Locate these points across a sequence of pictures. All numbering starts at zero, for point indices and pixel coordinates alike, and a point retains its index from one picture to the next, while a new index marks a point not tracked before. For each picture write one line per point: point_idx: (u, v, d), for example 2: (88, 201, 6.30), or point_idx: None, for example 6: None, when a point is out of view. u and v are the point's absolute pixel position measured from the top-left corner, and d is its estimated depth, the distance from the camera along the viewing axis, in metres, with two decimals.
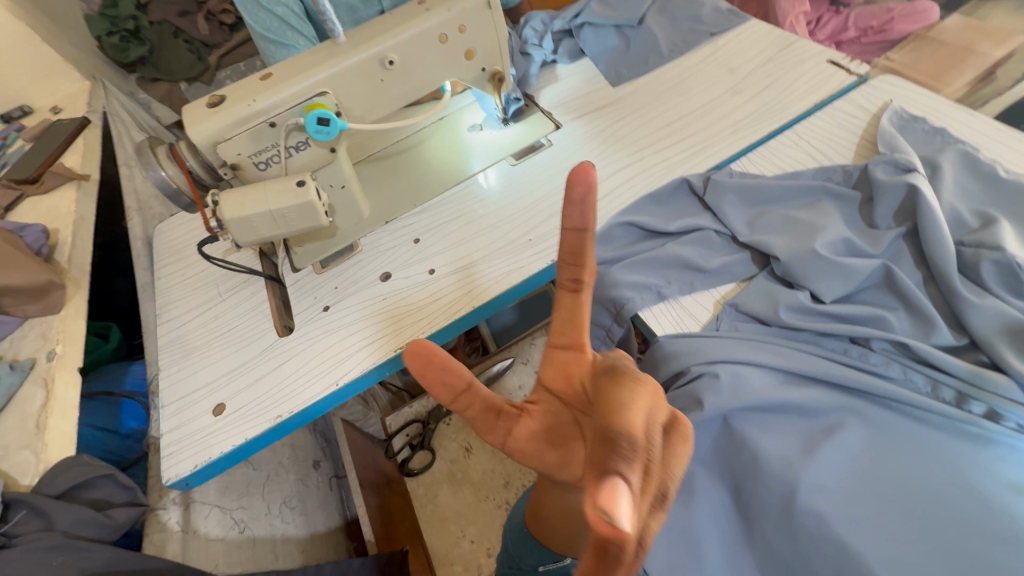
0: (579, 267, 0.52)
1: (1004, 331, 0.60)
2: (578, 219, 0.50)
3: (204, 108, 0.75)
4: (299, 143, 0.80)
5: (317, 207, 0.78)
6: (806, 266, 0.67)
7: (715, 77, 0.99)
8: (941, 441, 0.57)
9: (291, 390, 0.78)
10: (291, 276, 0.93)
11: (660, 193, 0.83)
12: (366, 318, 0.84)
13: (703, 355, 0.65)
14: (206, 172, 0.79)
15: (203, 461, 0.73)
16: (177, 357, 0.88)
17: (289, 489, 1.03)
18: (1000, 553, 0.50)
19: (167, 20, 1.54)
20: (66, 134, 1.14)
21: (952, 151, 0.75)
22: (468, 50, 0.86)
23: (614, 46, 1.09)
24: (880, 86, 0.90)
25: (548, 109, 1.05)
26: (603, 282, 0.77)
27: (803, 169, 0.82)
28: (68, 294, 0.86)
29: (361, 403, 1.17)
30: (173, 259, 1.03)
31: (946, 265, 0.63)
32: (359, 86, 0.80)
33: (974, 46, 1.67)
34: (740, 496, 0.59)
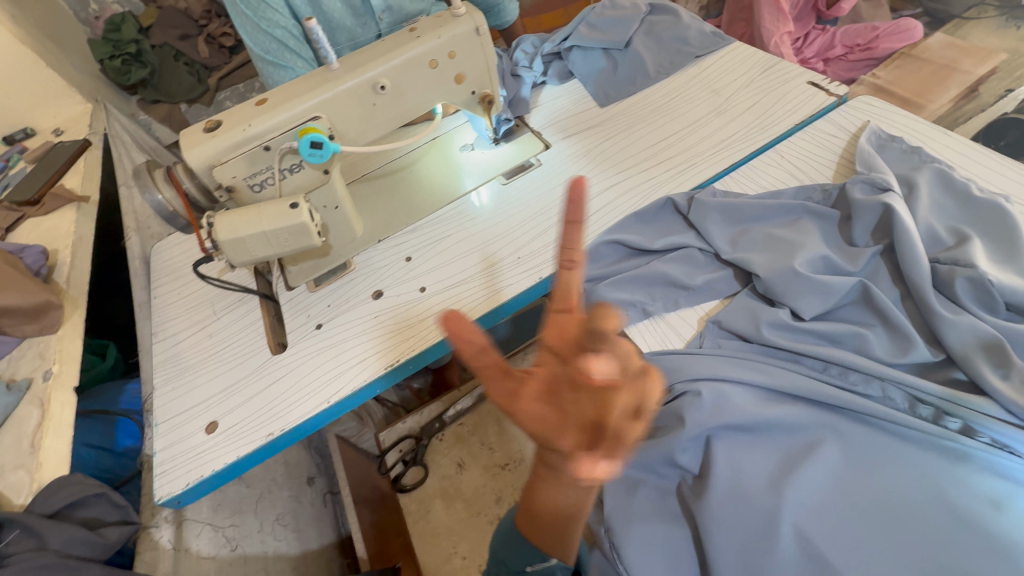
0: (574, 250, 0.56)
1: (979, 347, 0.61)
2: (577, 213, 0.56)
3: (201, 132, 0.78)
4: (293, 166, 0.82)
5: (310, 228, 0.80)
6: (786, 284, 0.69)
7: (699, 98, 1.02)
8: (918, 456, 0.58)
9: (283, 408, 0.79)
10: (285, 294, 0.95)
11: (646, 212, 0.85)
12: (359, 335, 0.85)
13: (687, 372, 0.67)
14: (202, 195, 0.81)
15: (196, 479, 0.74)
16: (172, 375, 0.89)
17: (282, 506, 1.03)
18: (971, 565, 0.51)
19: (168, 43, 1.57)
20: (67, 155, 1.17)
21: (929, 169, 0.77)
22: (458, 74, 0.89)
23: (603, 68, 1.12)
24: (858, 107, 0.93)
25: (538, 129, 1.08)
26: (590, 300, 0.78)
27: (784, 188, 0.84)
28: (66, 314, 0.87)
29: (355, 419, 1.25)
30: (170, 278, 1.05)
31: (920, 283, 0.65)
32: (351, 111, 0.83)
33: (957, 64, 1.70)
34: None
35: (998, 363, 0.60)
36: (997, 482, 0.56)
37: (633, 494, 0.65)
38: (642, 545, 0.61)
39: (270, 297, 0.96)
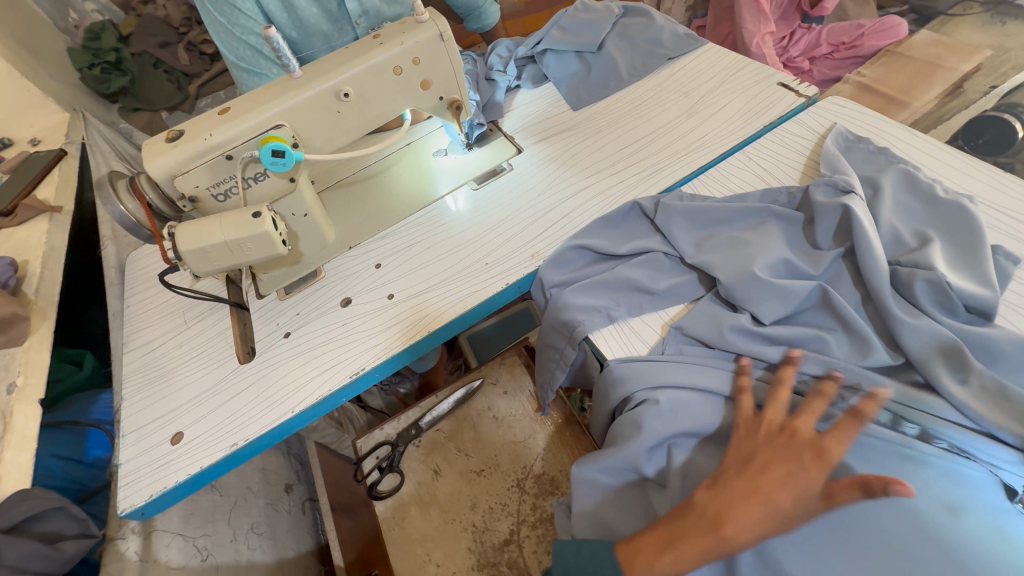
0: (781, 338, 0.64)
1: (938, 350, 0.61)
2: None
3: (162, 142, 0.77)
4: (257, 174, 0.82)
5: (273, 237, 0.80)
6: (747, 288, 0.68)
7: (671, 100, 1.02)
8: (873, 461, 0.57)
9: (248, 418, 0.79)
10: (256, 302, 0.95)
11: (612, 216, 0.85)
12: (329, 342, 0.85)
13: (647, 381, 0.67)
14: (167, 205, 0.82)
15: (158, 490, 0.74)
16: (142, 385, 0.89)
17: (257, 514, 1.03)
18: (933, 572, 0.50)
19: (148, 51, 1.58)
20: (42, 166, 1.17)
21: (894, 170, 0.77)
22: (424, 80, 0.89)
23: (576, 71, 1.12)
24: (827, 107, 0.92)
25: (511, 133, 1.08)
26: (556, 306, 0.78)
27: (751, 191, 0.83)
28: (33, 326, 0.87)
29: (334, 425, 1.29)
30: (143, 287, 1.05)
31: (879, 286, 0.65)
32: (315, 118, 0.83)
33: (942, 61, 1.69)
34: None
35: (957, 366, 0.59)
36: (956, 488, 0.55)
37: (596, 504, 0.65)
38: None
39: (242, 306, 0.95)
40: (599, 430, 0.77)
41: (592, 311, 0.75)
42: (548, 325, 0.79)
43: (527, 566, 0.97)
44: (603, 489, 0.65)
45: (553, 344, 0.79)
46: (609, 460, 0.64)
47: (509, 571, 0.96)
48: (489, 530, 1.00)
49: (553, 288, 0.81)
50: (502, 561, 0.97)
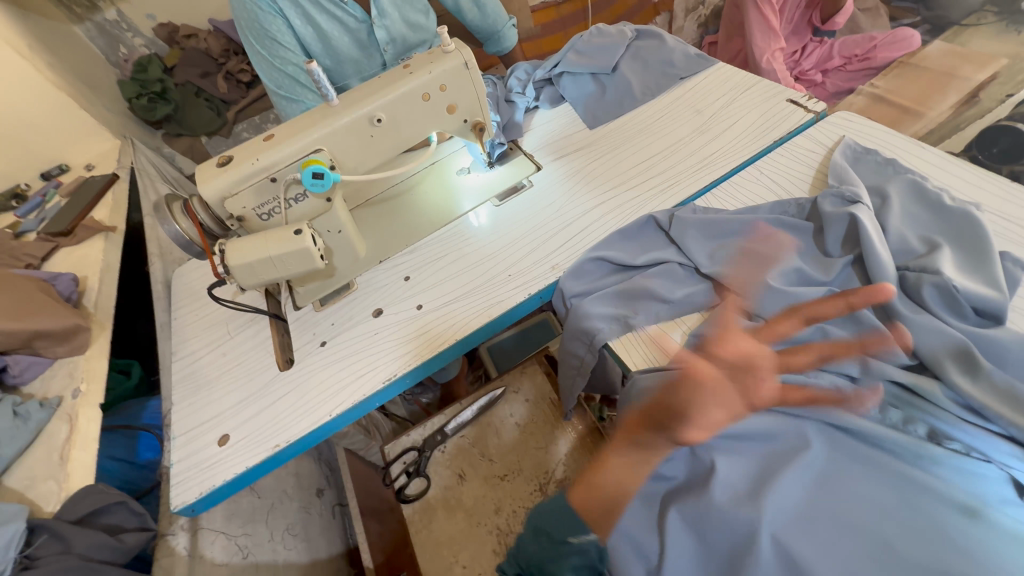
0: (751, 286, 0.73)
1: (949, 351, 0.63)
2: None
3: (214, 167, 0.85)
4: (297, 195, 0.89)
5: (313, 253, 0.86)
6: (761, 295, 0.72)
7: (683, 117, 1.06)
8: (888, 462, 0.60)
9: (288, 421, 0.85)
10: (294, 314, 1.01)
11: (628, 229, 0.89)
12: (366, 349, 0.91)
13: (669, 389, 0.70)
14: (216, 224, 0.88)
15: (207, 488, 0.80)
16: (189, 392, 0.95)
17: (292, 516, 1.08)
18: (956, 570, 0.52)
19: (190, 81, 1.68)
20: (97, 189, 1.26)
21: (900, 181, 0.80)
22: (450, 105, 0.95)
23: (591, 92, 1.17)
24: (836, 121, 0.96)
25: (530, 151, 1.13)
26: (577, 315, 0.82)
27: (762, 203, 0.87)
28: (93, 336, 0.95)
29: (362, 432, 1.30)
30: (189, 300, 1.12)
31: (888, 291, 0.67)
32: (351, 142, 0.89)
33: (955, 71, 1.70)
34: (702, 522, 0.61)
35: (968, 368, 0.61)
36: (967, 485, 0.58)
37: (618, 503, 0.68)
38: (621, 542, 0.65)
39: (281, 318, 1.01)
40: (621, 435, 0.81)
41: (612, 319, 0.79)
42: (569, 333, 0.83)
43: None
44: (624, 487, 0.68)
45: (574, 351, 0.83)
46: None
47: None
48: (512, 532, 1.03)
49: (576, 297, 0.85)
50: None
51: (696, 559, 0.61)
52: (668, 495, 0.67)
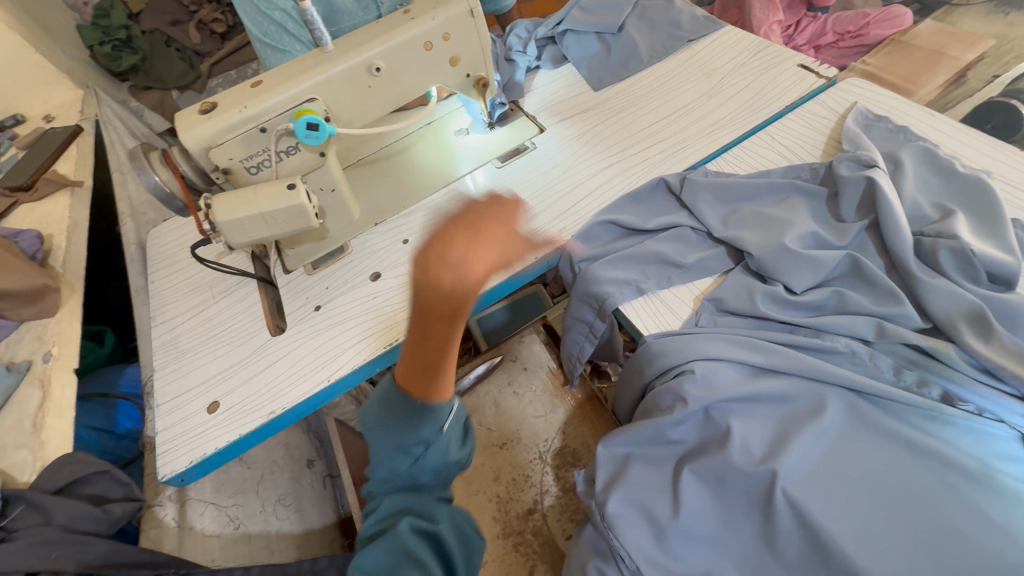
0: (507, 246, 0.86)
1: (963, 314, 0.63)
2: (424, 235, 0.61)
3: (196, 114, 0.78)
4: (289, 148, 0.82)
5: (308, 210, 0.81)
6: (777, 259, 0.70)
7: (692, 80, 1.03)
8: (901, 423, 0.61)
9: (282, 387, 0.81)
10: (284, 278, 0.96)
11: (639, 193, 0.86)
12: (363, 312, 0.87)
13: (683, 352, 0.69)
14: (199, 176, 0.81)
15: (198, 457, 0.75)
16: (171, 358, 0.89)
17: (283, 487, 1.04)
18: (969, 529, 0.54)
19: (159, 29, 1.58)
20: (58, 142, 1.15)
21: (913, 147, 0.79)
22: (452, 57, 0.89)
23: (596, 52, 1.13)
24: (848, 88, 0.95)
25: (532, 113, 1.09)
26: (586, 279, 0.79)
27: (774, 168, 0.85)
28: (63, 298, 0.88)
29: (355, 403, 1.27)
30: (167, 264, 1.05)
31: (904, 256, 0.67)
32: (347, 92, 0.83)
33: (945, 50, 1.70)
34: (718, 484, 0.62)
35: (980, 329, 0.62)
36: (978, 443, 0.60)
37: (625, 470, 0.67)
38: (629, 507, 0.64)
39: (273, 282, 0.96)
40: (626, 403, 0.80)
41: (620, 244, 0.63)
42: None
43: (551, 535, 0.97)
44: (629, 454, 0.68)
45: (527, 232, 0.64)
46: (645, 429, 0.66)
47: (534, 539, 0.97)
48: (513, 499, 1.02)
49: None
50: (527, 529, 0.99)
51: (710, 522, 0.61)
52: (679, 458, 0.66)
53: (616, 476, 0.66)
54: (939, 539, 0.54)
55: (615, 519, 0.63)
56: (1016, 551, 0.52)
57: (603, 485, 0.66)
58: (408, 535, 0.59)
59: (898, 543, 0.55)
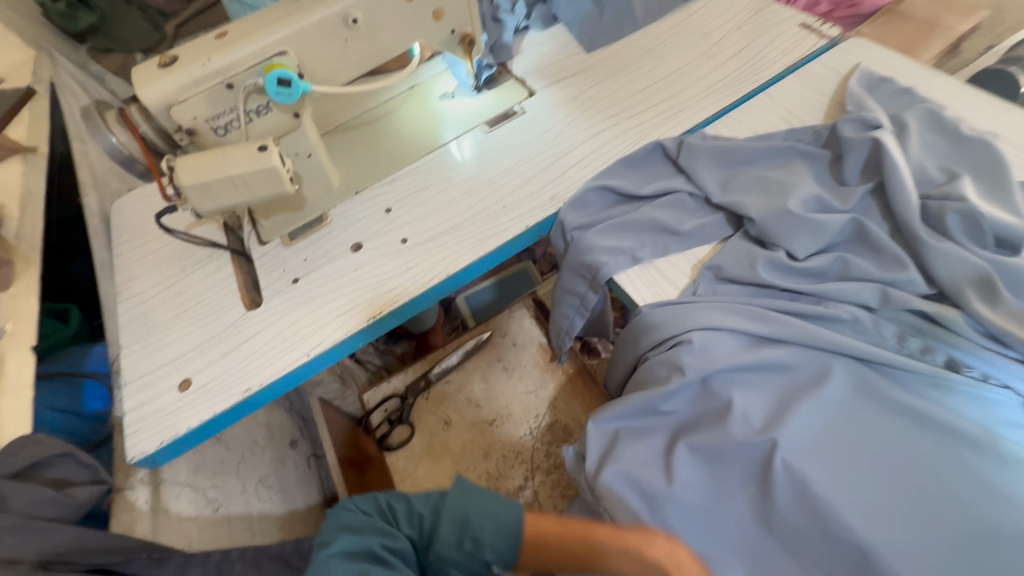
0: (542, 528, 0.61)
1: (970, 279, 0.61)
2: None
3: (154, 68, 0.71)
4: (260, 107, 0.76)
5: (282, 174, 0.75)
6: (780, 225, 0.67)
7: (689, 41, 0.99)
8: (904, 391, 0.59)
9: (259, 363, 0.76)
10: (259, 250, 0.90)
11: (634, 157, 0.82)
12: (344, 285, 0.82)
13: (682, 322, 0.66)
14: (161, 138, 0.75)
15: (170, 437, 0.71)
16: (138, 334, 0.84)
17: (265, 468, 1.00)
18: (974, 498, 0.53)
19: None
20: (8, 105, 1.06)
21: (919, 109, 0.76)
22: (436, 10, 0.83)
23: (588, 11, 1.06)
24: (851, 49, 0.91)
25: (521, 75, 1.03)
26: (579, 248, 0.75)
27: (775, 131, 0.82)
28: (18, 271, 0.81)
29: (337, 381, 1.19)
30: (132, 236, 0.99)
31: (911, 219, 0.64)
32: (321, 46, 0.76)
33: (940, 21, 1.63)
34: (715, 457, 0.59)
35: (988, 294, 0.60)
36: (983, 411, 0.58)
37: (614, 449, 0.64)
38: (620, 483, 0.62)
39: (247, 253, 0.90)
40: (617, 377, 0.77)
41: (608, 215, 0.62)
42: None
43: (543, 510, 0.96)
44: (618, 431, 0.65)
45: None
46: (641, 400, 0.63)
47: None
48: (503, 476, 1.00)
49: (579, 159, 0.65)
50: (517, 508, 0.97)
51: (707, 496, 0.59)
52: (673, 431, 0.64)
53: (608, 452, 0.64)
54: (941, 507, 0.53)
55: (608, 499, 0.61)
56: (1020, 519, 0.52)
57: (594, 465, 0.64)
58: (405, 528, 0.63)
59: (902, 512, 0.53)
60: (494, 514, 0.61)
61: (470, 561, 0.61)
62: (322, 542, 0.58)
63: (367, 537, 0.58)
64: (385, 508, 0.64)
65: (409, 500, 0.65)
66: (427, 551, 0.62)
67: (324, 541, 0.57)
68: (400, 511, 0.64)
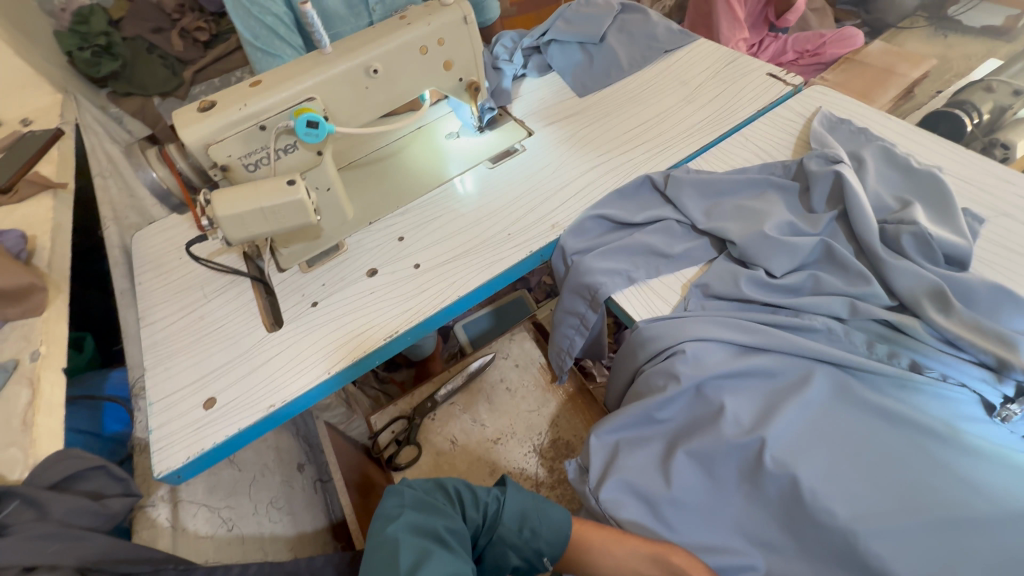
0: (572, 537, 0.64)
1: (926, 291, 0.69)
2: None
3: (194, 112, 0.79)
4: (287, 146, 0.84)
5: (307, 205, 0.82)
6: (758, 247, 0.76)
7: (671, 88, 1.10)
8: (875, 392, 0.66)
9: (281, 381, 0.81)
10: (278, 277, 0.96)
11: (626, 189, 0.91)
12: (360, 309, 0.88)
13: (674, 335, 0.73)
14: (195, 173, 0.82)
15: (196, 452, 0.75)
16: (161, 357, 0.88)
17: (275, 490, 1.02)
18: (940, 485, 0.59)
19: (140, 36, 1.56)
20: (38, 144, 1.13)
21: (874, 146, 0.87)
22: (446, 61, 0.93)
23: (579, 61, 1.18)
24: (813, 95, 1.03)
25: (520, 117, 1.13)
26: (579, 270, 0.83)
27: (750, 166, 0.92)
28: (49, 297, 0.86)
29: (343, 405, 1.24)
30: (153, 265, 1.04)
31: (871, 240, 0.73)
32: (345, 91, 0.85)
33: (893, 68, 1.81)
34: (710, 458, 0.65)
35: (941, 305, 0.68)
36: (944, 408, 0.66)
37: (617, 456, 0.69)
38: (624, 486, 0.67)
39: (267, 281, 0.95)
40: (616, 389, 0.83)
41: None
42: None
43: None
44: (620, 439, 0.70)
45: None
46: (640, 407, 0.69)
47: None
48: None
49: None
50: None
51: (705, 494, 0.65)
52: (670, 438, 0.69)
53: (610, 463, 0.69)
54: (914, 495, 0.59)
55: (613, 503, 0.66)
56: (983, 503, 0.58)
57: (599, 472, 0.69)
58: (469, 513, 0.60)
59: (878, 500, 0.59)
60: (550, 510, 0.62)
61: (525, 550, 0.60)
62: (385, 514, 0.57)
63: (433, 519, 0.56)
64: (449, 492, 0.62)
65: (472, 488, 0.63)
66: (486, 537, 0.60)
67: (391, 516, 0.56)
68: (464, 499, 0.61)
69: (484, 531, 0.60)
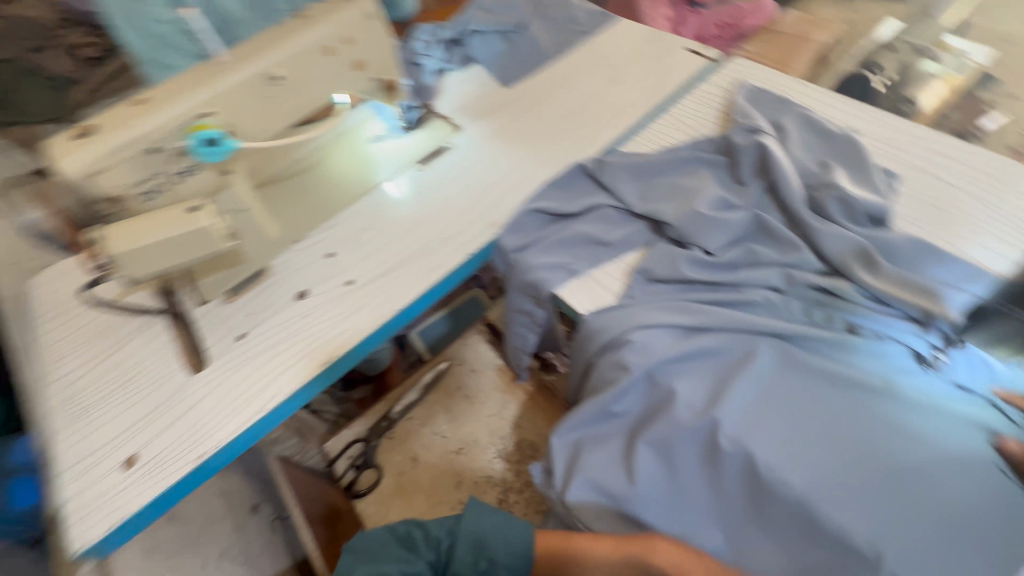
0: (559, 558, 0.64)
1: (854, 254, 0.71)
2: None
3: (71, 140, 0.70)
4: (187, 168, 0.76)
5: (217, 231, 0.75)
6: (694, 224, 0.76)
7: (596, 71, 1.08)
8: (818, 356, 0.67)
9: (211, 428, 0.74)
10: (199, 311, 0.88)
11: (561, 179, 0.89)
12: (294, 335, 0.82)
13: (621, 325, 0.71)
14: (83, 209, 0.73)
15: (118, 520, 0.67)
16: (70, 416, 0.79)
17: (226, 539, 0.95)
18: (887, 442, 0.61)
19: (19, 58, 1.38)
20: None
21: (794, 114, 0.88)
22: (357, 61, 0.86)
23: (502, 50, 1.15)
24: (734, 68, 1.03)
25: (447, 113, 1.08)
26: (520, 269, 0.80)
27: (681, 144, 0.91)
28: None
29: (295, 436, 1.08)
30: (54, 313, 0.93)
31: (799, 208, 0.75)
32: (245, 103, 0.77)
33: (810, 32, 1.72)
34: (668, 448, 0.64)
35: (868, 265, 0.70)
36: (882, 364, 0.67)
37: (578, 458, 0.67)
38: (587, 489, 0.65)
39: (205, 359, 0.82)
40: (573, 384, 0.81)
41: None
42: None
43: None
44: (578, 440, 0.69)
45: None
46: (595, 404, 0.67)
47: None
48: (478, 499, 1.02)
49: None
50: None
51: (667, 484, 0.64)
52: (628, 431, 0.68)
53: (572, 465, 0.67)
54: (863, 455, 0.60)
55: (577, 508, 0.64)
56: (925, 452, 0.60)
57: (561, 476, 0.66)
58: (423, 553, 0.64)
59: (830, 464, 0.60)
60: (510, 531, 0.64)
61: None
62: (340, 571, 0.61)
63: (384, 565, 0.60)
64: (401, 535, 0.66)
65: (422, 525, 0.67)
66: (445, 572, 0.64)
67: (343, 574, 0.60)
68: (417, 537, 0.65)
69: (442, 565, 0.64)
